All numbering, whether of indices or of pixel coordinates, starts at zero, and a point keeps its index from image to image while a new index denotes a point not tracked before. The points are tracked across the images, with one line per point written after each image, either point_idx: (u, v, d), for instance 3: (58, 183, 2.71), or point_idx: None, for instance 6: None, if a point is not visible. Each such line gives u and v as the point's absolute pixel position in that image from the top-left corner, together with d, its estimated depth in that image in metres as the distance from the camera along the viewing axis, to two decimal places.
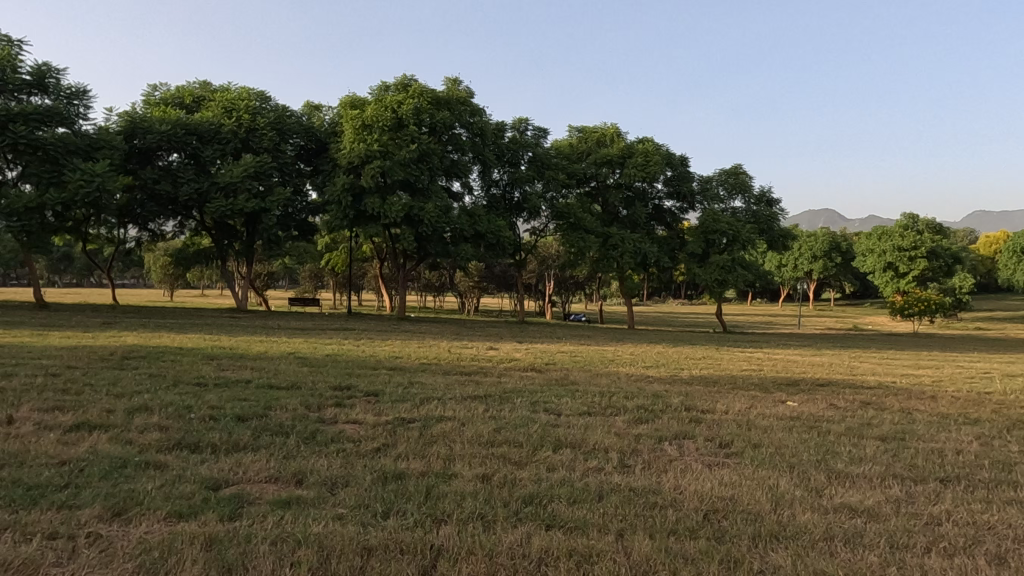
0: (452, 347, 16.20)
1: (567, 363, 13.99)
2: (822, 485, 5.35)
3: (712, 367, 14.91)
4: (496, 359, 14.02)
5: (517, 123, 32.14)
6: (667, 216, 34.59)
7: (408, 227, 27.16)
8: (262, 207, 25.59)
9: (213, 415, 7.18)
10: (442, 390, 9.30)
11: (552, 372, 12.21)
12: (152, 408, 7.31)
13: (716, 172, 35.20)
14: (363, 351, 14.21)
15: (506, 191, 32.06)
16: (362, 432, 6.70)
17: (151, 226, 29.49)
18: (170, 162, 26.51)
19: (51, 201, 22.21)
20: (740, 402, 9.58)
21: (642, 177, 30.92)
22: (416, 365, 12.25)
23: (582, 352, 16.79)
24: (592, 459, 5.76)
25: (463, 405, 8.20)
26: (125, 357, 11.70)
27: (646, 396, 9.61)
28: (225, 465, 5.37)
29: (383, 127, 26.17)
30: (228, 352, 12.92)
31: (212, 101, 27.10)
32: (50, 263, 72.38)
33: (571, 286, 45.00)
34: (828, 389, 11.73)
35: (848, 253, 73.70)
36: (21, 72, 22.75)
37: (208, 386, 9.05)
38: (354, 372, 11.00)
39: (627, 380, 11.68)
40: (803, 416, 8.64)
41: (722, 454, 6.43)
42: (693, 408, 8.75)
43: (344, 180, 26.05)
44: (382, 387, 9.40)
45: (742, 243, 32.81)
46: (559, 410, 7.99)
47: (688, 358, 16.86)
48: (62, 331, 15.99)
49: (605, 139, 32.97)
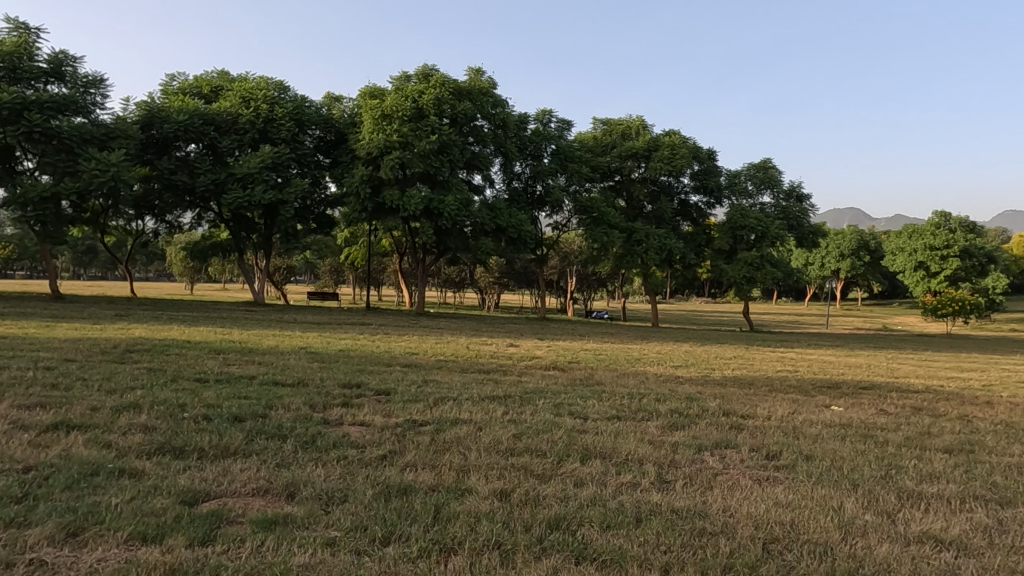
0: (471, 343, 15.53)
1: (591, 362, 13.29)
2: (894, 509, 4.59)
3: (745, 368, 14.12)
4: (517, 357, 13.33)
5: (540, 115, 31.44)
6: (693, 212, 33.75)
7: (428, 220, 26.53)
8: (279, 198, 25.12)
9: (207, 414, 6.58)
10: (459, 389, 8.64)
11: (576, 371, 11.53)
12: (142, 406, 6.71)
13: (744, 166, 34.15)
14: (377, 347, 13.59)
15: (528, 184, 31.37)
16: (367, 437, 6.05)
17: (169, 217, 29.17)
18: (188, 153, 26.12)
19: (66, 190, 21.79)
20: (783, 407, 8.81)
21: (668, 170, 30.06)
22: (433, 362, 11.61)
23: (607, 351, 16.07)
24: (625, 472, 5.06)
25: (480, 406, 7.53)
26: (129, 350, 11.18)
27: (679, 399, 8.90)
28: (210, 474, 4.75)
29: (403, 118, 25.57)
30: (237, 346, 12.36)
31: (230, 91, 26.65)
32: (74, 256, 73.15)
33: (594, 282, 44.17)
34: (873, 393, 10.91)
35: (877, 252, 72.02)
36: (37, 60, 22.38)
37: (209, 381, 8.48)
38: (366, 368, 10.36)
39: (656, 381, 10.93)
40: (854, 423, 7.84)
41: (771, 467, 5.71)
42: (733, 412, 8.03)
43: (362, 171, 25.50)
44: (394, 385, 8.75)
45: (771, 239, 31.82)
46: (585, 414, 7.30)
47: (717, 358, 16.07)
48: (71, 323, 15.59)
49: (630, 131, 32.17)
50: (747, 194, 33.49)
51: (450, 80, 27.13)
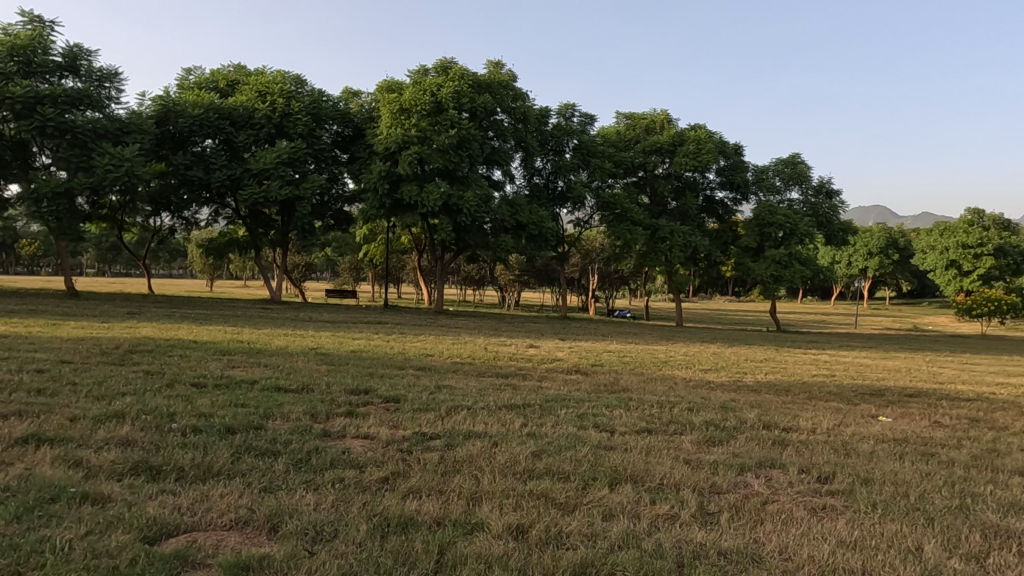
0: (489, 344, 14.88)
1: (616, 365, 12.59)
2: (981, 552, 3.88)
3: (778, 372, 13.36)
4: (537, 359, 12.68)
5: (563, 109, 30.70)
6: (719, 209, 32.90)
7: (446, 217, 25.93)
8: (295, 194, 24.68)
9: (197, 425, 6.00)
10: (473, 396, 8.00)
11: (599, 375, 10.83)
12: (127, 417, 6.15)
13: (772, 161, 33.18)
14: (391, 348, 13.00)
15: (549, 180, 30.70)
16: (369, 453, 5.42)
17: (185, 214, 28.87)
18: (204, 148, 25.79)
19: (80, 186, 21.48)
20: (827, 418, 8.06)
21: (693, 166, 29.26)
22: (448, 365, 10.99)
23: (631, 353, 15.36)
24: (661, 502, 4.40)
25: (496, 417, 6.89)
26: (132, 351, 10.68)
27: (713, 409, 8.20)
28: (184, 500, 4.15)
29: (421, 112, 24.98)
30: (244, 347, 11.83)
31: (246, 85, 26.24)
32: (97, 252, 73.48)
33: (616, 281, 43.37)
34: (920, 401, 10.12)
35: (907, 250, 70.33)
36: (52, 54, 22.09)
37: (207, 386, 7.92)
38: (376, 372, 9.76)
39: (685, 388, 10.21)
40: (909, 438, 7.07)
41: (826, 493, 5.02)
42: (774, 425, 7.30)
43: (380, 167, 24.99)
44: (405, 392, 8.12)
45: (800, 236, 30.89)
46: (612, 427, 6.62)
47: (747, 361, 15.29)
48: (79, 321, 15.20)
49: (654, 126, 31.34)
50: (775, 190, 32.56)
51: (469, 73, 26.51)
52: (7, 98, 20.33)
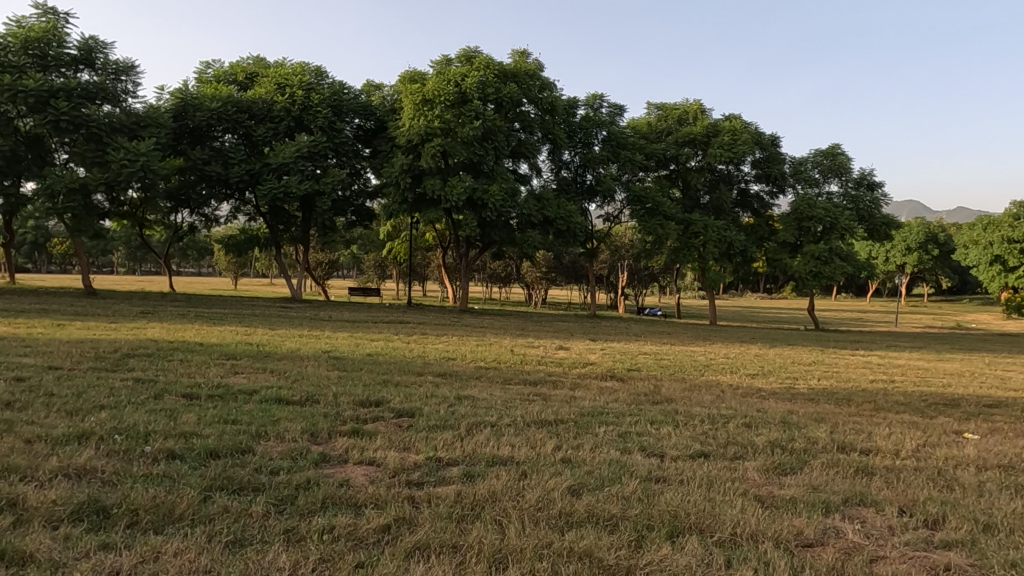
0: (515, 346, 13.89)
1: (654, 370, 11.54)
2: None
3: (832, 377, 12.19)
4: (568, 363, 11.66)
5: (590, 100, 29.54)
6: (755, 203, 31.61)
7: (471, 211, 25.00)
8: (315, 189, 23.94)
9: (172, 449, 5.10)
10: (498, 410, 7.01)
11: (638, 383, 9.79)
12: (95, 438, 5.26)
13: (810, 152, 31.69)
14: (411, 351, 12.08)
15: (577, 173, 29.61)
16: (370, 488, 4.47)
17: (205, 210, 28.29)
18: (224, 143, 25.15)
19: (95, 181, 20.89)
20: (907, 435, 6.94)
21: (729, 157, 28.05)
22: (471, 370, 10.03)
23: (669, 355, 14.29)
24: (740, 565, 3.41)
25: (524, 436, 5.92)
26: (129, 355, 9.87)
27: (773, 424, 7.13)
28: (128, 561, 3.24)
29: (445, 102, 24.03)
30: (252, 350, 10.97)
31: (266, 77, 25.51)
32: (127, 250, 73.72)
33: (646, 278, 42.14)
34: (1002, 413, 8.92)
35: (947, 245, 68.04)
36: (67, 47, 21.49)
37: (199, 397, 7.04)
38: (392, 379, 8.81)
39: (734, 397, 9.14)
40: (1015, 464, 5.93)
41: (943, 545, 3.97)
42: (850, 447, 6.21)
43: (403, 160, 24.12)
44: (421, 404, 7.17)
45: (840, 231, 29.51)
46: (661, 450, 5.63)
47: (795, 364, 14.12)
48: (86, 322, 14.50)
49: (687, 116, 30.11)
50: (813, 182, 31.12)
51: (495, 62, 25.54)
52: (21, 91, 19.83)
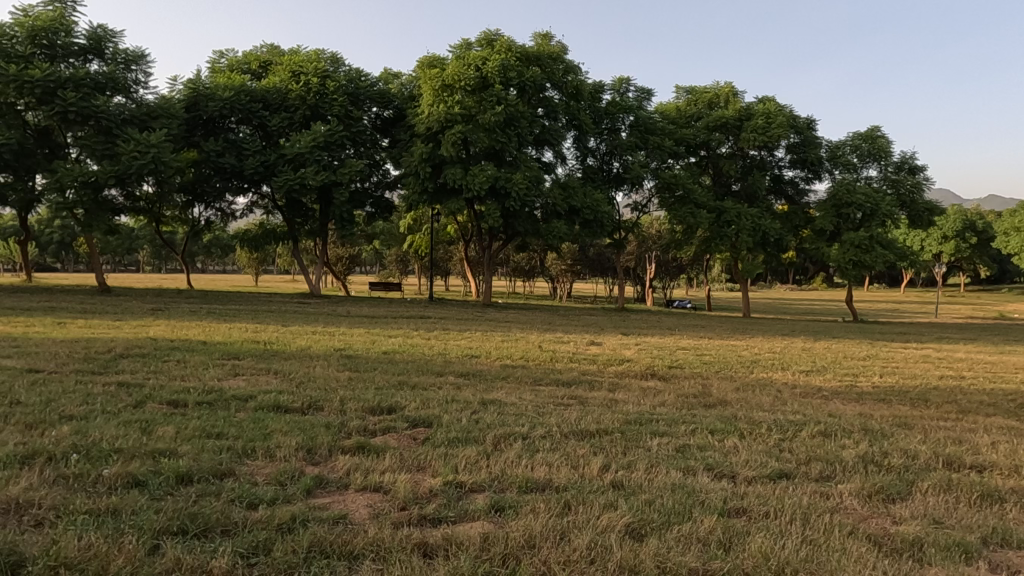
0: (543, 342, 12.85)
1: (698, 367, 10.48)
2: None
3: (896, 374, 11.02)
4: (603, 361, 10.61)
5: (617, 84, 28.38)
6: (789, 189, 30.33)
7: (494, 201, 24.00)
8: (332, 180, 23.13)
9: (134, 474, 4.17)
10: (531, 417, 6.01)
11: (684, 383, 8.74)
12: (41, 461, 4.34)
13: (848, 135, 30.18)
14: (431, 349, 11.11)
15: (603, 161, 28.51)
16: (370, 529, 3.49)
17: (221, 204, 27.60)
18: (238, 133, 24.41)
19: (105, 175, 20.21)
20: (1019, 446, 5.80)
21: (763, 141, 26.77)
22: (496, 370, 9.02)
23: (710, 350, 13.20)
24: None
25: (563, 452, 4.91)
26: (122, 356, 8.99)
27: (855, 433, 6.02)
28: None
29: (465, 87, 23.04)
30: (258, 349, 10.06)
31: (280, 65, 24.71)
32: (152, 249, 73.61)
33: (674, 270, 40.86)
34: None
35: (986, 233, 65.94)
36: (75, 36, 20.84)
37: (184, 405, 6.12)
38: (409, 381, 7.84)
39: (795, 398, 8.06)
40: None
41: None
42: (960, 462, 5.10)
43: (422, 149, 23.18)
44: (439, 411, 6.18)
45: (882, 217, 28.05)
46: (732, 470, 4.61)
47: (849, 359, 12.95)
48: (89, 320, 13.73)
49: (717, 100, 28.83)
50: (852, 168, 29.62)
51: (517, 46, 24.51)
52: (27, 82, 19.17)
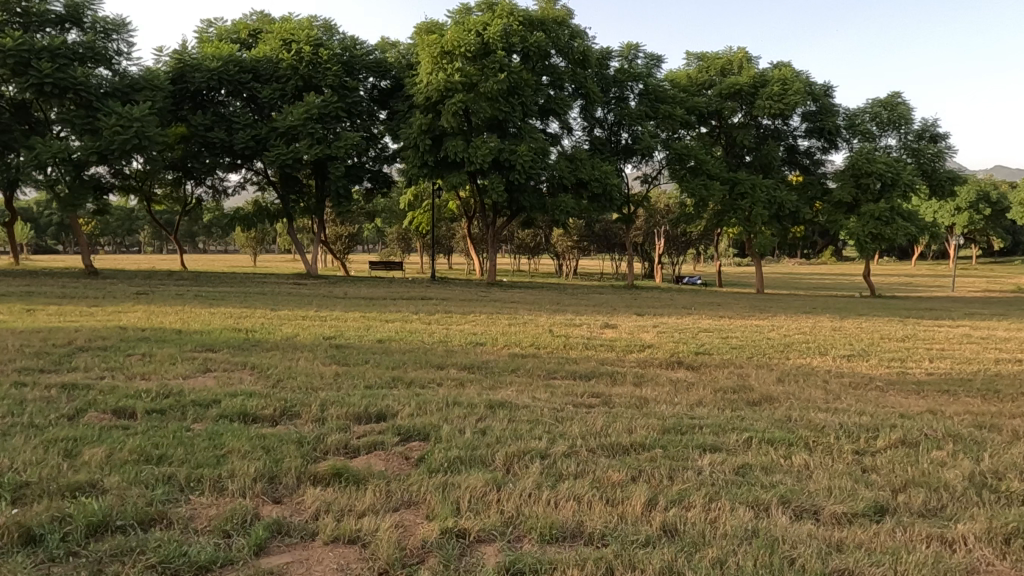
0: (553, 325, 11.83)
1: (726, 353, 9.44)
2: None
3: (945, 357, 9.97)
4: (622, 347, 9.57)
5: (626, 51, 27.04)
6: (804, 159, 29.09)
7: (498, 174, 22.82)
8: (328, 154, 22.01)
9: (26, 530, 3.10)
10: (548, 426, 4.96)
11: (716, 374, 7.71)
12: None
13: (867, 103, 28.77)
14: (431, 335, 10.08)
15: (612, 132, 27.24)
16: None
17: (212, 181, 26.48)
18: (228, 106, 23.24)
19: (86, 150, 19.07)
20: None
21: (779, 109, 25.49)
22: (504, 360, 7.98)
23: (735, 332, 12.15)
24: None
25: (597, 477, 3.86)
26: (80, 349, 7.95)
27: (941, 441, 4.97)
28: None
29: (466, 54, 21.76)
30: (237, 339, 9.03)
31: (270, 34, 23.46)
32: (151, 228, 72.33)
33: (683, 245, 39.69)
34: None
35: (1001, 203, 64.34)
36: (50, 3, 19.64)
37: (130, 416, 5.07)
38: (404, 378, 6.81)
39: (847, 391, 7.03)
40: None
41: None
42: None
43: (421, 120, 22.00)
44: (438, 419, 5.13)
45: (903, 188, 26.78)
46: (815, 504, 3.56)
47: (886, 340, 11.86)
48: (62, 307, 12.69)
49: (730, 66, 27.47)
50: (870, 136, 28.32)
51: (519, 10, 23.17)
52: None
